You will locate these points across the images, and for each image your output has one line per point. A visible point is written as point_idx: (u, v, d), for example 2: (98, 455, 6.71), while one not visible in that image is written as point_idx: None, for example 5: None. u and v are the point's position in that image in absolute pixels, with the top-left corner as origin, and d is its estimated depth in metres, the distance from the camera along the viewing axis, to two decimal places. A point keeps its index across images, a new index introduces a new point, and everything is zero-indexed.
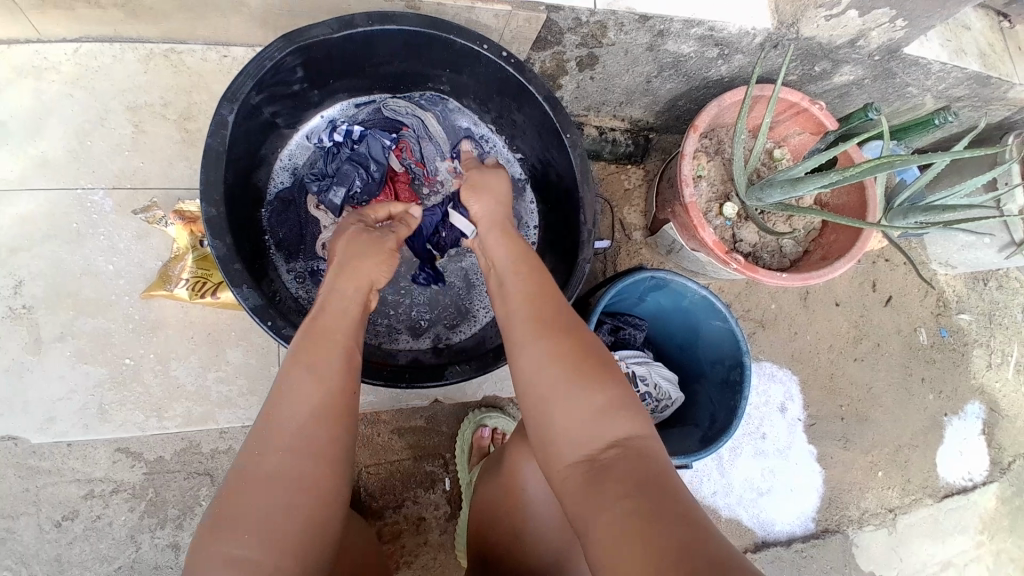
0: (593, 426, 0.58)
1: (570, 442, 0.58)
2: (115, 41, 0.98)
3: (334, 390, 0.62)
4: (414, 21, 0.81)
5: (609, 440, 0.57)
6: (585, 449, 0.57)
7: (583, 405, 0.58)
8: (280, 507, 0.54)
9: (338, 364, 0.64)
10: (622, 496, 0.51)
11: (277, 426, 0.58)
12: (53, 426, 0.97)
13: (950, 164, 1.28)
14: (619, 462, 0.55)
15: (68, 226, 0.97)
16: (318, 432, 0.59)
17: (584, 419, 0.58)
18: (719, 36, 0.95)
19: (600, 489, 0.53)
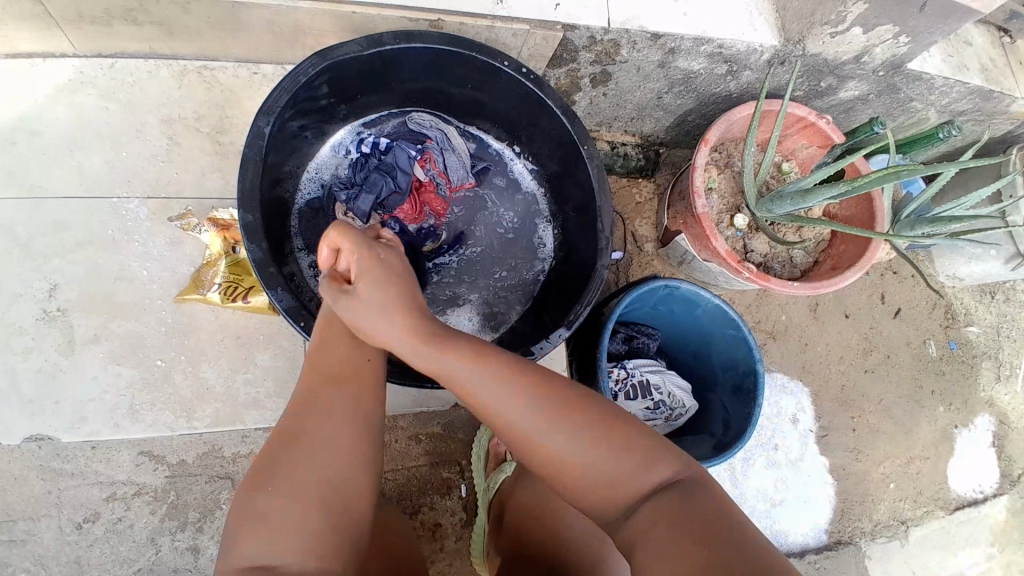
0: (635, 463, 0.62)
1: (604, 476, 0.62)
2: (151, 58, 1.03)
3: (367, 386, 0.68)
4: (439, 39, 0.84)
5: (656, 479, 0.61)
6: (625, 485, 0.62)
7: (623, 451, 0.62)
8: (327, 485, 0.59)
9: (362, 359, 0.70)
10: (672, 525, 0.56)
11: (314, 404, 0.64)
12: (81, 426, 1.00)
13: (955, 177, 1.31)
14: (661, 497, 0.60)
15: (105, 233, 1.01)
16: (350, 412, 0.64)
17: (624, 461, 0.62)
18: (728, 53, 0.99)
19: (647, 519, 0.58)
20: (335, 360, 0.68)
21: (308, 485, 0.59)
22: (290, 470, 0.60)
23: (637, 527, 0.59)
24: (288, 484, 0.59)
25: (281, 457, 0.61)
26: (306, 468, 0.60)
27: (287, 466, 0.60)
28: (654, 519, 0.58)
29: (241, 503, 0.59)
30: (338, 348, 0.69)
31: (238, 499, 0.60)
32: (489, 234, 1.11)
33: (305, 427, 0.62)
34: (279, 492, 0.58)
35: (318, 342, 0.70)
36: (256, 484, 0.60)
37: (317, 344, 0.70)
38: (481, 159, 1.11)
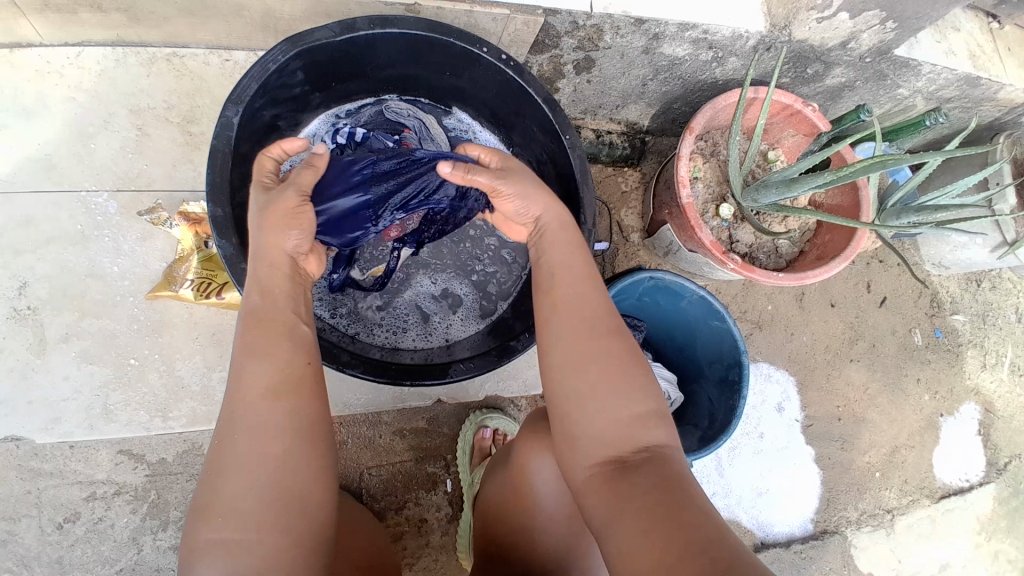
0: (621, 430, 0.60)
1: (592, 447, 0.60)
2: (119, 46, 1.00)
3: (307, 391, 0.63)
4: (415, 25, 0.82)
5: (637, 443, 0.59)
6: (607, 454, 0.59)
7: (613, 410, 0.60)
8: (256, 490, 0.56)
9: (293, 352, 0.64)
10: (646, 494, 0.54)
11: (249, 417, 0.59)
12: (56, 427, 0.97)
13: (942, 165, 1.30)
14: (641, 464, 0.57)
15: (74, 228, 0.99)
16: (285, 418, 0.60)
17: (610, 426, 0.60)
18: (713, 39, 0.97)
19: (621, 490, 0.56)
20: (271, 360, 0.62)
21: (268, 506, 0.56)
22: (242, 490, 0.56)
23: (606, 496, 0.57)
24: (248, 507, 0.56)
25: (238, 483, 0.56)
26: (260, 489, 0.56)
27: (238, 486, 0.56)
28: (629, 491, 0.55)
29: (194, 531, 0.55)
30: (256, 348, 0.63)
31: (190, 531, 0.56)
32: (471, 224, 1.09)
33: (240, 443, 0.58)
34: (231, 519, 0.55)
35: (250, 340, 0.63)
36: (207, 508, 0.56)
37: (246, 347, 0.63)
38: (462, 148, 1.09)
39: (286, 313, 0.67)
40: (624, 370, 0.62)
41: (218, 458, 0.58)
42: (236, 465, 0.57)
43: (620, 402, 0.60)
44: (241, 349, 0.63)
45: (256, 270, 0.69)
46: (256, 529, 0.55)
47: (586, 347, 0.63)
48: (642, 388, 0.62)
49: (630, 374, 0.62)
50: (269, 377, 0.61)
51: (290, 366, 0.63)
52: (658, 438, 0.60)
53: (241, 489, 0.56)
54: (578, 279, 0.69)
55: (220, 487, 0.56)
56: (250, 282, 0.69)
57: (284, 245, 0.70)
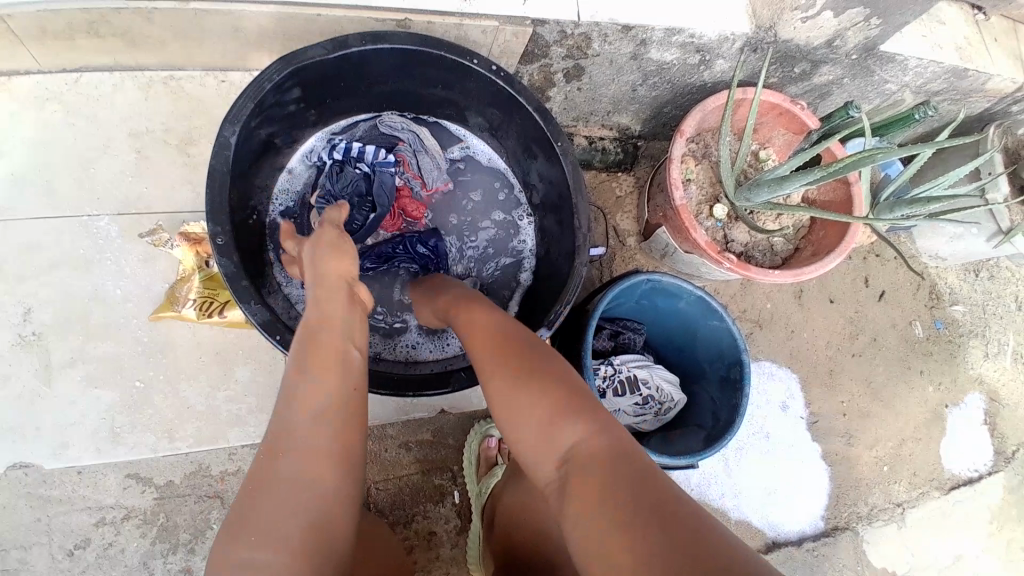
0: (559, 433, 0.58)
1: (543, 455, 0.59)
2: (115, 71, 1.01)
3: (351, 411, 0.63)
4: (405, 40, 0.83)
5: (571, 443, 0.57)
6: (558, 459, 0.58)
7: (547, 413, 0.59)
8: (279, 510, 0.55)
9: (340, 377, 0.65)
10: (599, 491, 0.51)
11: (285, 442, 0.59)
12: (64, 452, 0.98)
13: (934, 157, 1.31)
14: (582, 462, 0.55)
15: (76, 253, 0.99)
16: (320, 435, 0.60)
17: (554, 432, 0.59)
18: (699, 43, 0.98)
19: (575, 490, 0.54)
20: (313, 388, 0.62)
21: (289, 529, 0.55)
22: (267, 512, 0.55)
23: (564, 498, 0.55)
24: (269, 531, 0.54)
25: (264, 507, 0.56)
26: (281, 512, 0.55)
27: (263, 511, 0.55)
28: (582, 490, 0.53)
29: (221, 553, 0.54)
30: (302, 373, 0.64)
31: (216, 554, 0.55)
32: (466, 234, 1.10)
33: (281, 468, 0.58)
34: (258, 541, 0.54)
35: (294, 364, 0.64)
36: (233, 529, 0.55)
37: (296, 369, 0.64)
38: (456, 160, 1.10)
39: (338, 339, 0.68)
40: (555, 378, 0.62)
41: (252, 482, 0.58)
42: (270, 486, 0.57)
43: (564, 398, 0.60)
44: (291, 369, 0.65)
45: (314, 293, 0.71)
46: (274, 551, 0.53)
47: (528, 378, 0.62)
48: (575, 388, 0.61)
49: (554, 380, 0.61)
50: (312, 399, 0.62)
51: (338, 392, 0.64)
52: (592, 432, 0.57)
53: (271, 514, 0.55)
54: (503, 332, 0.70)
55: (248, 510, 0.56)
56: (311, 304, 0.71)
57: (343, 270, 0.74)
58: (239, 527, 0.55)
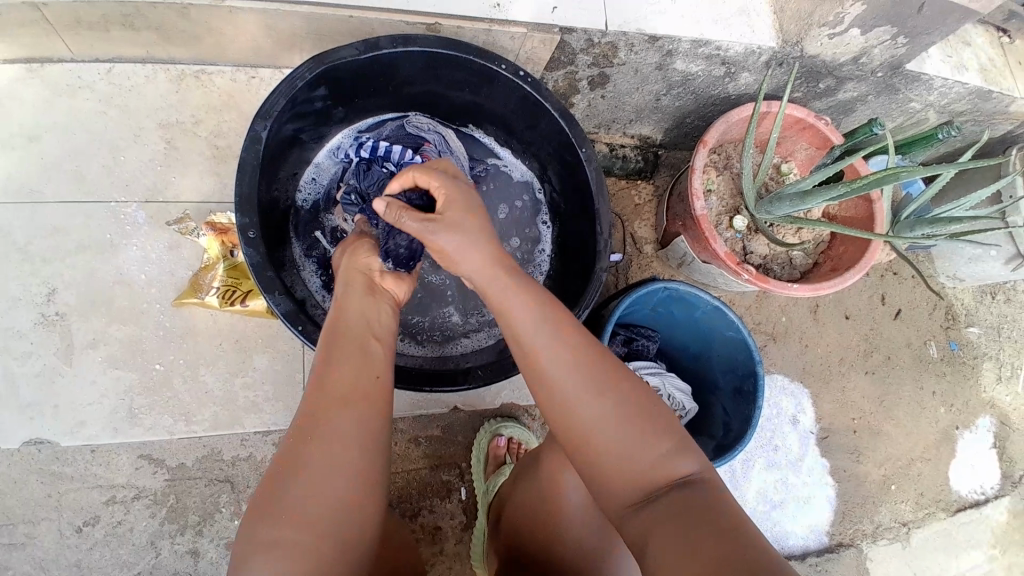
0: (645, 464, 0.60)
1: (622, 481, 0.60)
2: (148, 62, 1.03)
3: (374, 409, 0.65)
4: (435, 42, 0.85)
5: (666, 475, 0.59)
6: (641, 489, 0.59)
7: (634, 445, 0.60)
8: (309, 495, 0.58)
9: (367, 368, 0.68)
10: (682, 526, 0.54)
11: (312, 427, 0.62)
12: (81, 430, 1.00)
13: (955, 177, 1.31)
14: (670, 497, 0.57)
15: (104, 237, 1.02)
16: (350, 423, 0.63)
17: (638, 462, 0.60)
18: (725, 55, 0.99)
19: (657, 521, 0.56)
20: (338, 377, 0.66)
21: (322, 518, 0.57)
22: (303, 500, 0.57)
23: (643, 525, 0.57)
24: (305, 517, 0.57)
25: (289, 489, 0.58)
26: (311, 496, 0.58)
27: (292, 495, 0.57)
28: (664, 522, 0.55)
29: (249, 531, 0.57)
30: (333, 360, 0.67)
31: (245, 528, 0.57)
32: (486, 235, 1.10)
33: (309, 457, 0.60)
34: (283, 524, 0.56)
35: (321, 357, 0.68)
36: (262, 509, 0.58)
37: (320, 361, 0.68)
38: (482, 163, 1.12)
39: (362, 331, 0.71)
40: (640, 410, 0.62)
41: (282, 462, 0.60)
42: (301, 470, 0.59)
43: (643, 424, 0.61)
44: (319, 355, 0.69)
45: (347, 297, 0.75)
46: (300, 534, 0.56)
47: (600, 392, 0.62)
48: (661, 421, 0.62)
49: (644, 409, 0.62)
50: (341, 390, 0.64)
51: (362, 383, 0.66)
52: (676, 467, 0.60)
53: (304, 501, 0.57)
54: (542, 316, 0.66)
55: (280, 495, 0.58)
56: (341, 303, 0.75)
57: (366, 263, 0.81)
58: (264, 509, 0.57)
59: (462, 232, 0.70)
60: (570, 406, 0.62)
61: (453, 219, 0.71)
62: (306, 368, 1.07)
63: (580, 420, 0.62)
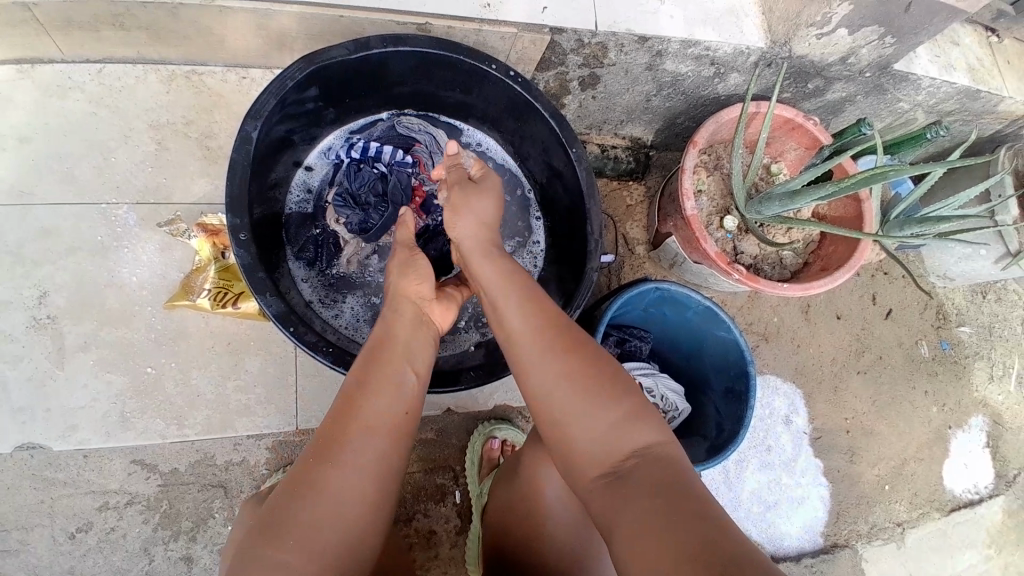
0: (608, 440, 0.61)
1: (590, 460, 0.62)
2: (140, 64, 1.03)
3: (390, 432, 0.67)
4: (425, 43, 0.85)
5: (628, 449, 0.60)
6: (606, 466, 0.61)
7: (594, 421, 0.62)
8: (314, 514, 0.58)
9: (387, 391, 0.69)
10: (644, 499, 0.54)
11: (327, 448, 0.63)
12: (74, 434, 0.99)
13: (945, 177, 1.32)
14: (633, 472, 0.58)
15: (95, 239, 1.01)
16: (365, 446, 0.64)
17: (601, 438, 0.62)
18: (715, 56, 1.00)
19: (622, 496, 0.57)
20: (359, 398, 0.67)
21: (321, 535, 0.58)
22: (306, 520, 0.58)
23: (609, 502, 0.58)
24: (305, 533, 0.57)
25: (294, 509, 0.59)
26: (318, 518, 0.58)
27: (298, 511, 0.58)
28: (628, 497, 0.56)
29: (251, 549, 0.56)
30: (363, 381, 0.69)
31: (246, 543, 0.57)
32: None
33: (319, 475, 0.61)
34: (292, 548, 0.56)
35: (356, 375, 0.70)
36: (267, 525, 0.58)
37: (359, 386, 0.69)
38: (473, 163, 1.12)
39: (395, 358, 0.73)
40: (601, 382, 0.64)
41: (293, 481, 0.61)
42: (310, 490, 0.60)
43: (612, 402, 0.63)
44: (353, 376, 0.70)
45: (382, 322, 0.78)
46: (299, 551, 0.56)
47: (574, 377, 0.64)
48: (623, 394, 0.64)
49: (607, 384, 0.64)
50: (360, 412, 0.66)
51: (391, 411, 0.68)
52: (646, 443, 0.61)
53: (307, 514, 0.58)
54: (526, 313, 0.71)
55: (285, 512, 0.59)
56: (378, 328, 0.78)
57: (411, 290, 0.82)
58: (272, 528, 0.57)
59: (480, 201, 0.81)
60: (549, 393, 0.65)
61: (477, 188, 0.82)
62: (299, 371, 1.07)
63: (551, 398, 0.64)
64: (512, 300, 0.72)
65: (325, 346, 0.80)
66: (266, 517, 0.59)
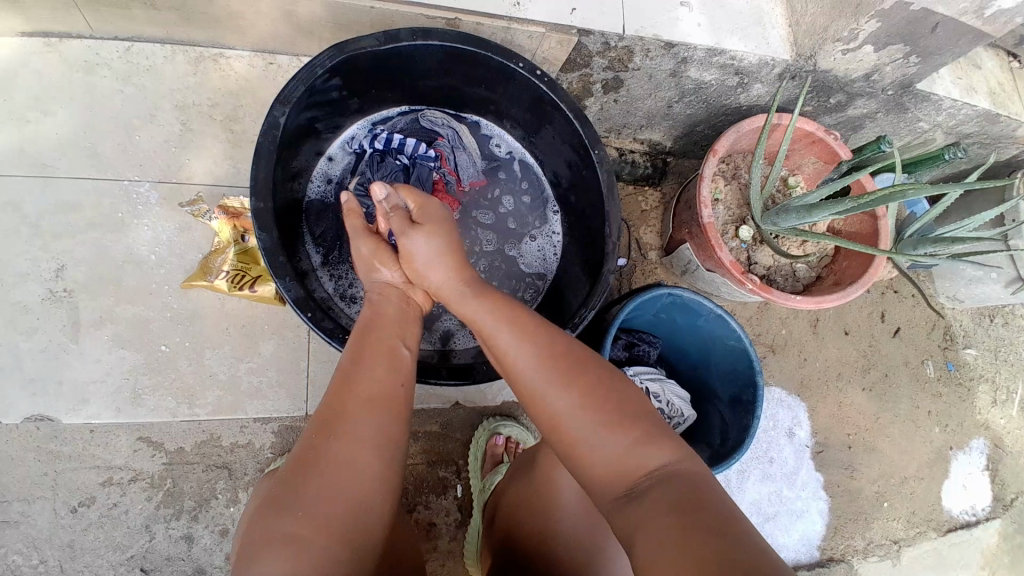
0: (627, 456, 0.60)
1: (606, 479, 0.61)
2: (169, 44, 1.05)
3: (390, 411, 0.67)
4: (454, 38, 0.86)
5: (645, 470, 0.59)
6: (621, 485, 0.60)
7: (611, 439, 0.61)
8: (320, 492, 0.59)
9: (387, 373, 0.70)
10: (667, 517, 0.53)
11: (329, 426, 0.64)
12: (83, 408, 1.00)
13: (959, 199, 1.33)
14: (653, 488, 0.57)
15: (115, 215, 1.02)
16: (361, 424, 0.64)
17: (620, 458, 0.60)
18: (739, 65, 1.00)
19: (641, 514, 0.56)
20: (358, 377, 0.68)
21: (329, 512, 0.59)
22: (312, 490, 0.59)
23: (629, 519, 0.57)
24: (311, 511, 0.58)
25: (300, 484, 0.60)
26: (327, 495, 0.59)
27: (305, 489, 0.59)
28: (648, 513, 0.55)
29: (263, 524, 0.58)
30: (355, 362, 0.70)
31: (257, 519, 0.59)
32: (495, 233, 1.12)
33: (322, 454, 0.62)
34: (296, 516, 0.58)
35: (347, 356, 0.71)
36: (276, 502, 0.60)
37: (346, 362, 0.70)
38: (492, 159, 1.12)
39: (388, 338, 0.74)
40: (619, 402, 0.63)
41: (298, 458, 0.62)
42: (315, 466, 0.61)
43: (630, 423, 0.62)
44: (345, 356, 0.71)
45: (372, 306, 0.79)
46: (303, 524, 0.57)
47: (592, 392, 0.63)
48: (643, 416, 0.63)
49: (626, 410, 0.63)
50: (357, 392, 0.66)
51: (385, 388, 0.68)
52: (662, 461, 0.60)
53: (315, 493, 0.59)
54: (538, 327, 0.70)
55: (293, 489, 0.60)
56: (366, 307, 0.79)
57: (383, 276, 0.81)
58: (280, 501, 0.59)
59: (437, 239, 0.78)
60: (560, 409, 0.63)
61: (430, 228, 0.79)
62: (310, 357, 1.08)
63: (561, 417, 0.63)
64: (523, 316, 0.71)
65: (341, 333, 0.80)
66: (274, 493, 0.61)
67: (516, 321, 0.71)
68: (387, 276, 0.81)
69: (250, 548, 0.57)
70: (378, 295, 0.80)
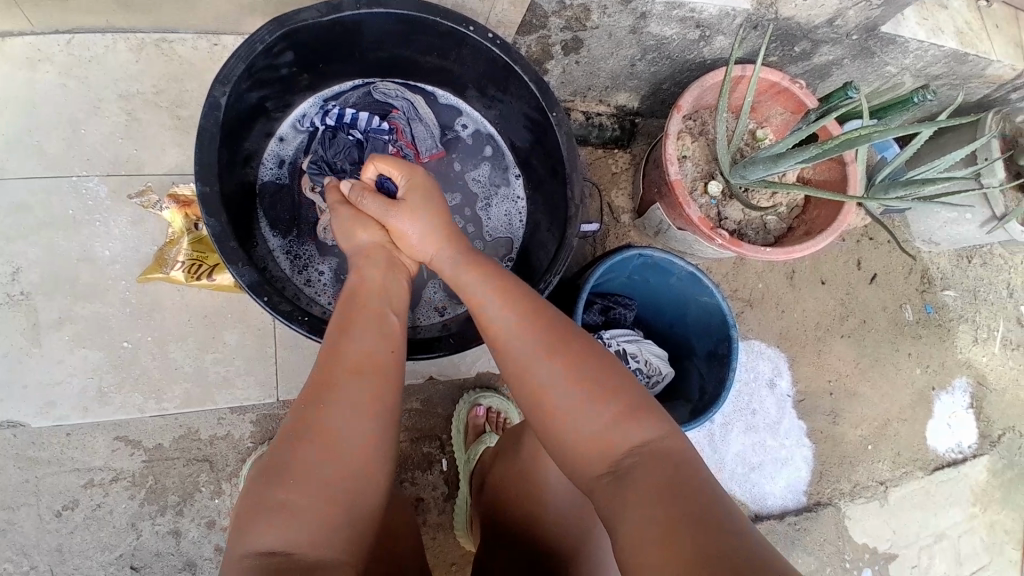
0: (613, 432, 0.60)
1: (588, 454, 0.60)
2: (108, 32, 1.01)
3: (380, 382, 0.66)
4: (401, 5, 0.82)
5: (628, 448, 0.59)
6: (603, 463, 0.59)
7: (597, 416, 0.60)
8: (314, 463, 0.59)
9: (378, 344, 0.68)
10: (653, 498, 0.53)
11: (318, 396, 0.63)
12: (52, 411, 0.98)
13: (932, 143, 1.31)
14: (638, 467, 0.57)
15: (66, 213, 0.99)
16: (352, 396, 0.63)
17: (605, 435, 0.60)
18: (700, 17, 0.97)
19: (625, 496, 0.55)
20: (348, 349, 0.66)
21: (324, 485, 0.58)
22: (306, 459, 0.59)
23: (613, 498, 0.56)
24: (306, 481, 0.58)
25: (293, 453, 0.59)
26: (320, 469, 0.58)
27: (299, 459, 0.59)
28: (631, 493, 0.55)
29: (258, 490, 0.58)
30: (344, 332, 0.68)
31: (254, 483, 0.59)
32: (457, 204, 1.10)
33: (313, 424, 0.61)
34: (291, 486, 0.57)
35: (336, 326, 0.69)
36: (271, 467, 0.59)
37: (335, 332, 0.68)
38: (449, 129, 1.10)
39: (376, 307, 0.72)
40: (603, 376, 0.62)
41: (291, 426, 0.61)
42: (308, 435, 0.60)
43: (616, 401, 0.61)
44: (334, 327, 0.69)
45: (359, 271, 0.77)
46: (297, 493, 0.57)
47: (580, 367, 0.62)
48: (628, 392, 0.62)
49: (614, 389, 0.62)
50: (347, 362, 0.65)
51: (374, 358, 0.67)
52: (647, 439, 0.59)
53: (308, 463, 0.58)
54: (529, 303, 0.68)
55: (287, 457, 0.59)
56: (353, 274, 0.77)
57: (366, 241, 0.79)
58: (273, 468, 0.59)
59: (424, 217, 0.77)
60: (547, 383, 0.62)
61: (411, 202, 0.78)
62: (279, 342, 1.06)
63: (550, 389, 0.62)
64: (513, 288, 0.70)
65: (301, 314, 0.79)
66: (268, 459, 0.60)
67: (506, 293, 0.69)
68: (371, 242, 0.79)
69: (248, 514, 0.57)
70: (362, 263, 0.77)
